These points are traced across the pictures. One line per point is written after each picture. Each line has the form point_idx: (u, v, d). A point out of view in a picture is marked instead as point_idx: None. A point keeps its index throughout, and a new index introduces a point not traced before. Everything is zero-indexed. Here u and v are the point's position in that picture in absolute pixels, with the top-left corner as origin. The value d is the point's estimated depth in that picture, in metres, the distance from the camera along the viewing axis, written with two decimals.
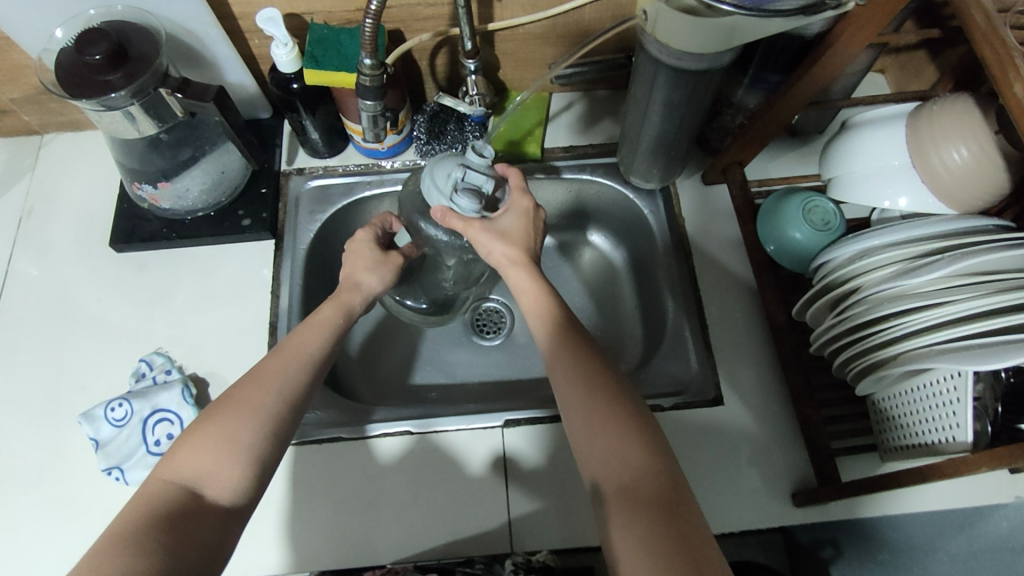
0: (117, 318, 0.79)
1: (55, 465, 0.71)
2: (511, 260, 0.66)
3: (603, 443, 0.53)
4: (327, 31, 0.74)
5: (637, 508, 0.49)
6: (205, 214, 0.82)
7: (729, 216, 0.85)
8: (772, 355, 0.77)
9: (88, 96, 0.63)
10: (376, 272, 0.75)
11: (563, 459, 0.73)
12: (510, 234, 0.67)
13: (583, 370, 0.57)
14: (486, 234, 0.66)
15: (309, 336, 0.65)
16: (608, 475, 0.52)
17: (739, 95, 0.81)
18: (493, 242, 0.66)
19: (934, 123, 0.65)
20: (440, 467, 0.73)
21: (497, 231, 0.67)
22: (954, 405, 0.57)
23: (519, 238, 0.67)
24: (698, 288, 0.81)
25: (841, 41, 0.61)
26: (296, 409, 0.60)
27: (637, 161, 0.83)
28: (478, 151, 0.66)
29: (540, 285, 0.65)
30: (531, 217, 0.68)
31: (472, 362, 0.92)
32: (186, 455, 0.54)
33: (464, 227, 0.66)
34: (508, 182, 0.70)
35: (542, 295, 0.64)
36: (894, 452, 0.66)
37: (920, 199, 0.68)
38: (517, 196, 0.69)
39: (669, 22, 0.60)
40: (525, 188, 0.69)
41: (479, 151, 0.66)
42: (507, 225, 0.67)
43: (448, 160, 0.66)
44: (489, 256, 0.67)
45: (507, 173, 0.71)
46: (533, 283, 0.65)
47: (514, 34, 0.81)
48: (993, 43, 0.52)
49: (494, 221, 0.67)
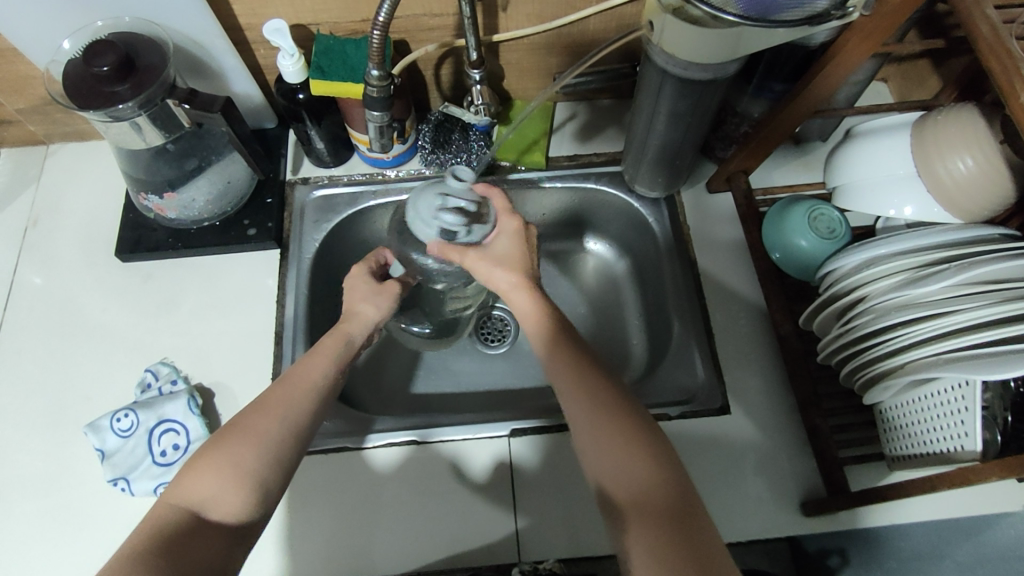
0: (122, 327, 0.79)
1: (63, 475, 0.71)
2: (512, 285, 0.66)
3: (612, 459, 0.53)
4: (333, 42, 0.74)
5: (651, 522, 0.49)
6: (211, 223, 0.82)
7: (731, 222, 0.85)
8: (777, 363, 0.77)
9: (96, 106, 0.64)
10: (376, 300, 0.74)
11: (568, 466, 0.73)
12: (507, 258, 0.67)
13: (592, 388, 0.57)
14: (485, 262, 0.66)
15: (315, 364, 0.65)
16: (622, 489, 0.52)
17: (744, 104, 0.81)
18: (493, 270, 0.66)
19: (939, 133, 0.66)
20: (444, 475, 0.73)
21: (494, 258, 0.66)
22: (962, 414, 0.57)
23: (517, 260, 0.67)
24: (704, 297, 0.81)
25: (845, 50, 0.62)
26: (302, 431, 0.60)
27: (641, 172, 0.83)
28: (455, 176, 0.64)
29: (540, 306, 0.65)
30: (525, 237, 0.68)
31: (476, 371, 0.92)
32: (193, 480, 0.54)
33: (462, 256, 0.66)
34: (494, 202, 0.69)
35: (544, 317, 0.64)
36: (899, 461, 0.65)
37: (925, 208, 0.68)
38: (505, 219, 0.68)
39: (676, 33, 0.60)
40: (511, 209, 0.69)
41: (459, 176, 0.64)
42: (502, 249, 0.67)
43: (430, 190, 0.66)
44: (490, 283, 0.67)
45: (491, 193, 0.69)
46: (535, 308, 0.65)
47: (519, 44, 0.81)
48: (999, 55, 0.52)
49: (489, 246, 0.67)
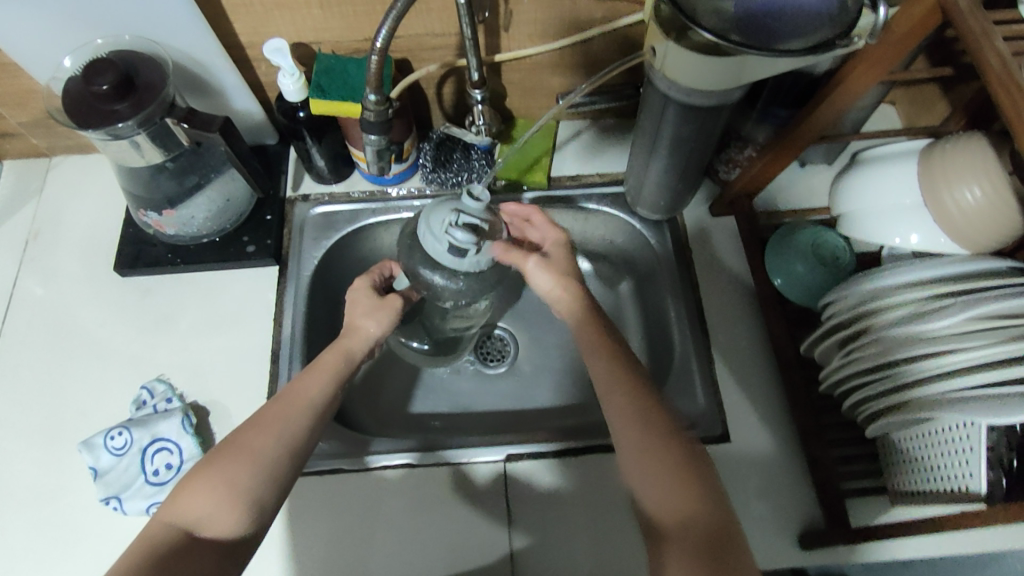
0: (120, 343, 0.79)
1: (55, 494, 0.71)
2: (570, 295, 0.67)
3: (659, 480, 0.54)
4: (333, 61, 0.74)
5: (691, 546, 0.49)
6: (209, 239, 0.82)
7: (734, 246, 0.84)
8: (779, 391, 0.76)
9: (95, 124, 0.63)
10: (376, 315, 0.73)
11: (564, 493, 0.72)
12: (560, 264, 0.69)
13: (642, 409, 0.57)
14: (543, 269, 0.68)
15: (312, 380, 0.64)
16: (662, 508, 0.52)
17: (748, 129, 0.80)
18: (552, 277, 0.67)
19: (946, 163, 0.64)
20: (439, 500, 0.72)
21: (550, 266, 0.68)
22: (966, 453, 0.56)
23: (569, 268, 0.69)
24: (705, 322, 0.80)
25: (852, 78, 0.61)
26: (298, 452, 0.59)
27: (644, 195, 0.82)
28: (472, 194, 0.64)
29: (592, 314, 0.66)
30: (568, 246, 0.71)
31: (475, 390, 0.91)
32: (188, 499, 0.54)
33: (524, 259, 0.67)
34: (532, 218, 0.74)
35: (600, 330, 0.64)
36: (903, 497, 0.64)
37: (932, 238, 0.66)
38: (549, 229, 0.72)
39: (678, 61, 0.59)
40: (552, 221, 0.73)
41: (474, 194, 0.64)
42: (554, 255, 0.70)
43: (443, 207, 0.66)
44: (547, 293, 0.68)
45: (525, 209, 0.75)
46: (589, 315, 0.66)
47: (521, 64, 0.81)
48: (1008, 87, 0.50)
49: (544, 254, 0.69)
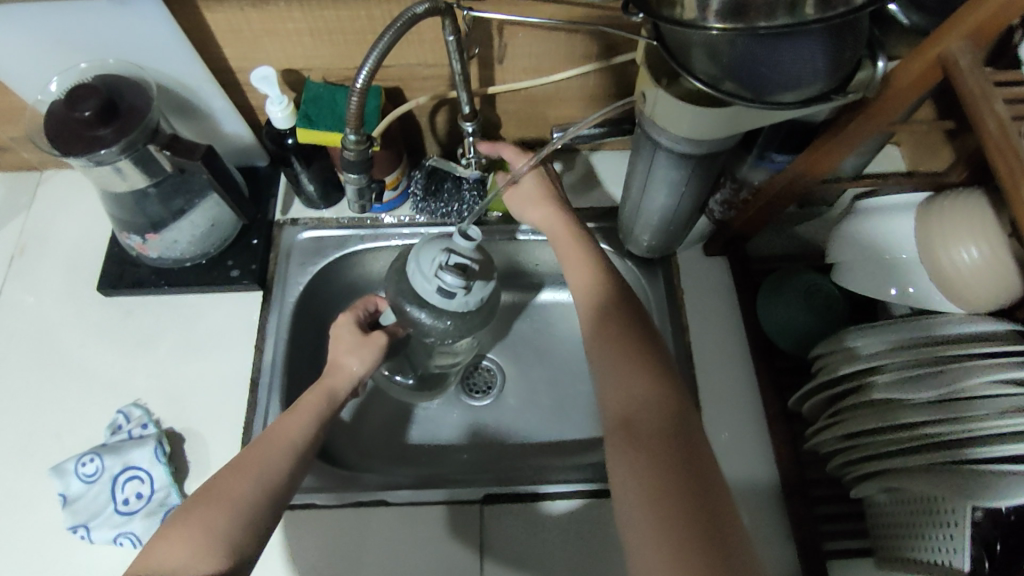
0: (99, 364, 0.78)
1: (24, 519, 0.70)
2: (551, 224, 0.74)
3: (622, 380, 0.60)
4: (322, 90, 0.73)
5: (640, 441, 0.55)
6: (193, 262, 0.81)
7: (727, 287, 0.82)
8: (766, 443, 0.73)
9: (77, 151, 0.62)
10: (358, 354, 0.73)
11: (541, 539, 0.70)
12: (534, 194, 0.76)
13: (620, 342, 0.63)
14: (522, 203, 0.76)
15: (292, 422, 0.63)
16: (616, 405, 0.59)
17: (743, 171, 0.78)
18: (534, 208, 0.75)
19: (942, 219, 0.62)
20: (412, 542, 0.70)
21: (529, 197, 0.76)
22: (949, 528, 0.54)
23: (543, 193, 0.76)
24: (694, 366, 0.78)
25: (849, 130, 0.59)
26: (276, 493, 0.58)
27: (636, 234, 0.80)
28: (466, 234, 0.66)
29: (573, 232, 0.73)
30: (545, 175, 0.77)
31: (459, 423, 0.89)
32: (168, 549, 0.52)
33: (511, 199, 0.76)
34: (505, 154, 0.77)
35: (584, 254, 0.71)
36: (891, 564, 0.62)
37: (927, 293, 0.64)
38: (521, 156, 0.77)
39: (668, 109, 0.58)
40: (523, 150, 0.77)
41: (467, 235, 0.66)
42: (528, 185, 0.76)
43: (433, 245, 0.66)
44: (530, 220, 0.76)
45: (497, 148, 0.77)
46: (569, 238, 0.73)
47: (516, 95, 0.79)
48: (1005, 154, 0.48)
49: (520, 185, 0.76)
